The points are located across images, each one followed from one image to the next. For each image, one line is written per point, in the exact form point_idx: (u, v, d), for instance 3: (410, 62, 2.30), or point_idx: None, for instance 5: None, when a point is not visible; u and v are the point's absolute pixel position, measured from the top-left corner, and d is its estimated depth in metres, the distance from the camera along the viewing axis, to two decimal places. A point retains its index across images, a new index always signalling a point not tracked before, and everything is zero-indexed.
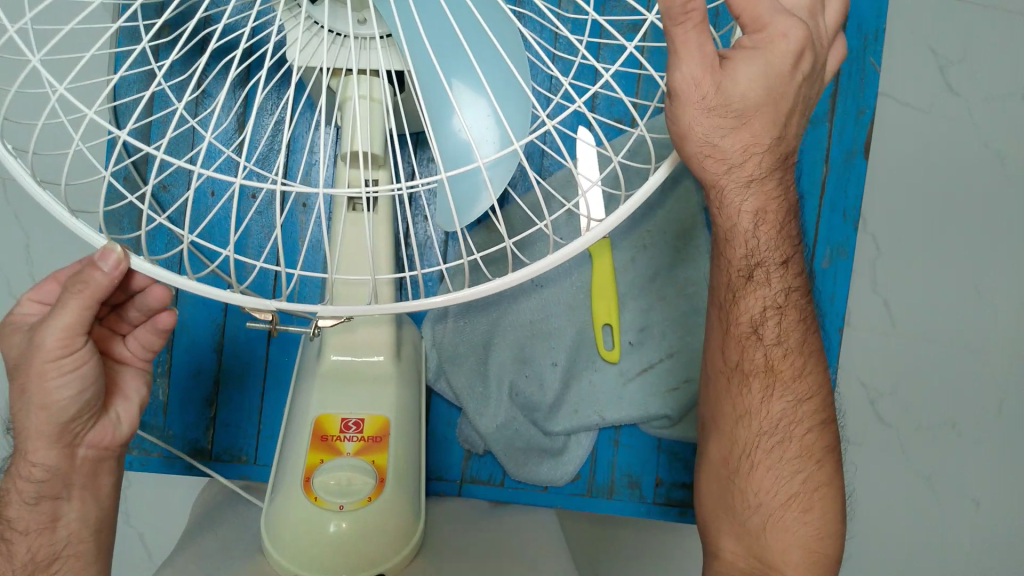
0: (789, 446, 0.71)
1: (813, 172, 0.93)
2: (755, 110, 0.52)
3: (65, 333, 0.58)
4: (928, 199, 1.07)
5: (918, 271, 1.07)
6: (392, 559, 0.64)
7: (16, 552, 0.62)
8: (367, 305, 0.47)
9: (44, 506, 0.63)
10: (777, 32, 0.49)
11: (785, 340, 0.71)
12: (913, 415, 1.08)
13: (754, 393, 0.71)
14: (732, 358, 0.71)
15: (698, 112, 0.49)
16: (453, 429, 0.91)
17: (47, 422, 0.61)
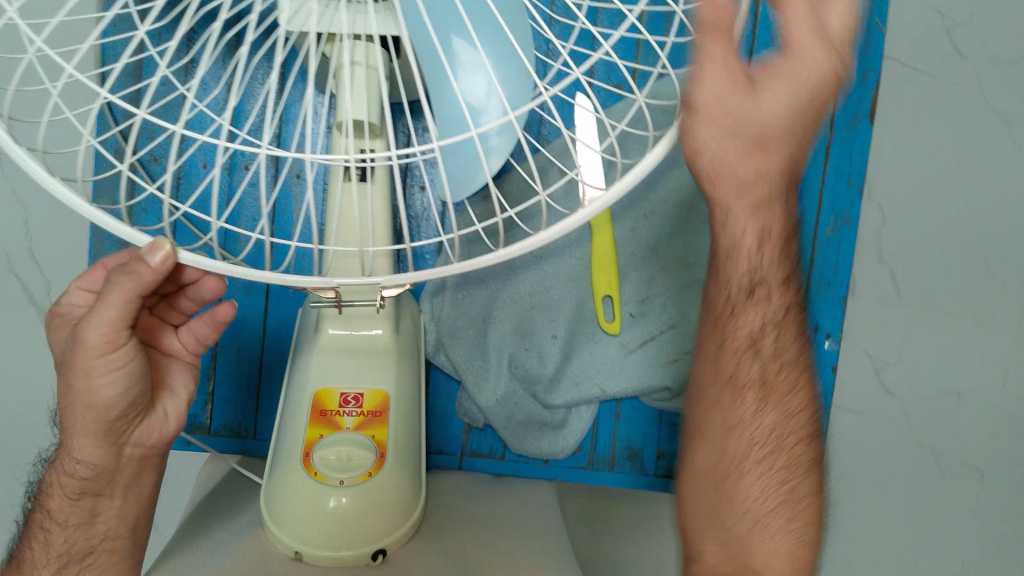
0: (781, 465, 0.69)
1: (817, 140, 0.91)
2: (773, 130, 0.47)
3: (110, 328, 0.57)
4: (934, 166, 1.05)
5: (921, 239, 1.06)
6: (394, 535, 0.64)
7: (53, 543, 0.64)
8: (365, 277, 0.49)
9: (85, 502, 0.64)
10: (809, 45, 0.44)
11: (784, 356, 0.69)
12: (918, 384, 1.07)
13: (748, 404, 0.68)
14: (726, 371, 0.69)
15: (713, 131, 0.45)
16: (452, 403, 0.91)
17: (92, 419, 0.61)
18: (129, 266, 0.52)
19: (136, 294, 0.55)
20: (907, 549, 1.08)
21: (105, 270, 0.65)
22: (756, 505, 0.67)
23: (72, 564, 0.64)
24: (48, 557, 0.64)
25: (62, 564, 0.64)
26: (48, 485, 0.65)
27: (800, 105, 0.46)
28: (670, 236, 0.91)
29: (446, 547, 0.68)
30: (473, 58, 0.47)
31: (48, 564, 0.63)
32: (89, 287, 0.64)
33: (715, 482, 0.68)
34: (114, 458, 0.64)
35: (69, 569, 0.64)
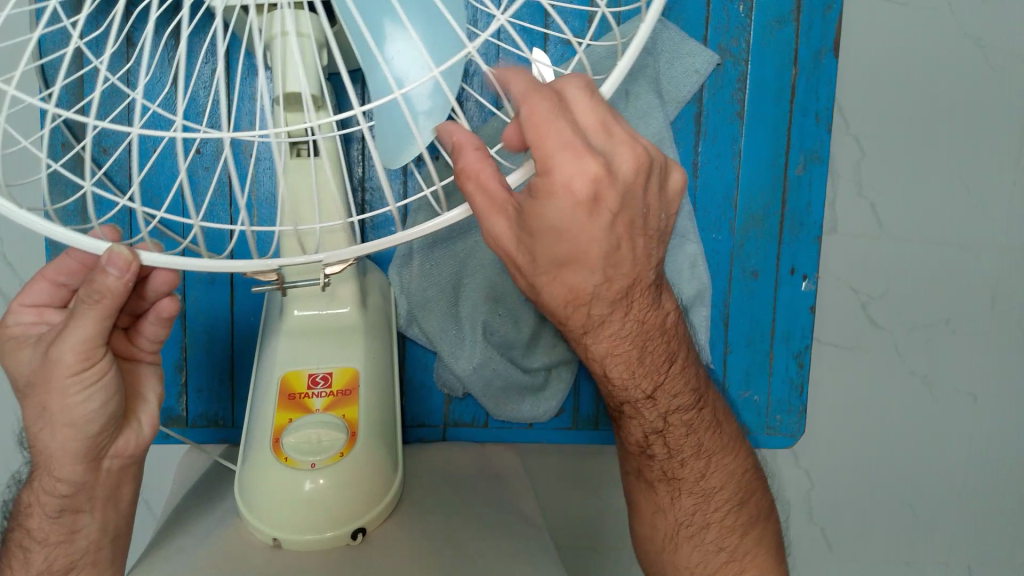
0: (699, 453, 0.76)
1: (779, 78, 0.88)
2: (571, 258, 0.54)
3: (84, 350, 0.56)
4: (908, 97, 1.02)
5: (898, 169, 1.04)
6: (374, 510, 0.64)
7: (33, 560, 0.64)
8: (321, 254, 0.47)
9: (65, 519, 0.64)
10: (574, 170, 0.46)
11: (654, 372, 0.71)
12: (904, 316, 1.07)
13: (652, 417, 0.73)
14: (640, 438, 0.75)
15: (499, 225, 0.50)
16: (430, 374, 0.90)
17: (72, 439, 0.60)
18: (95, 284, 0.51)
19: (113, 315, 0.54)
20: (901, 476, 1.10)
21: (49, 281, 0.63)
22: (669, 495, 0.76)
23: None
24: (30, 575, 0.64)
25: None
26: (26, 503, 0.64)
27: (590, 236, 0.52)
28: None
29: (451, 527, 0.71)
30: (398, 23, 0.44)
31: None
32: (34, 301, 0.63)
33: (645, 482, 0.78)
34: (92, 474, 0.63)
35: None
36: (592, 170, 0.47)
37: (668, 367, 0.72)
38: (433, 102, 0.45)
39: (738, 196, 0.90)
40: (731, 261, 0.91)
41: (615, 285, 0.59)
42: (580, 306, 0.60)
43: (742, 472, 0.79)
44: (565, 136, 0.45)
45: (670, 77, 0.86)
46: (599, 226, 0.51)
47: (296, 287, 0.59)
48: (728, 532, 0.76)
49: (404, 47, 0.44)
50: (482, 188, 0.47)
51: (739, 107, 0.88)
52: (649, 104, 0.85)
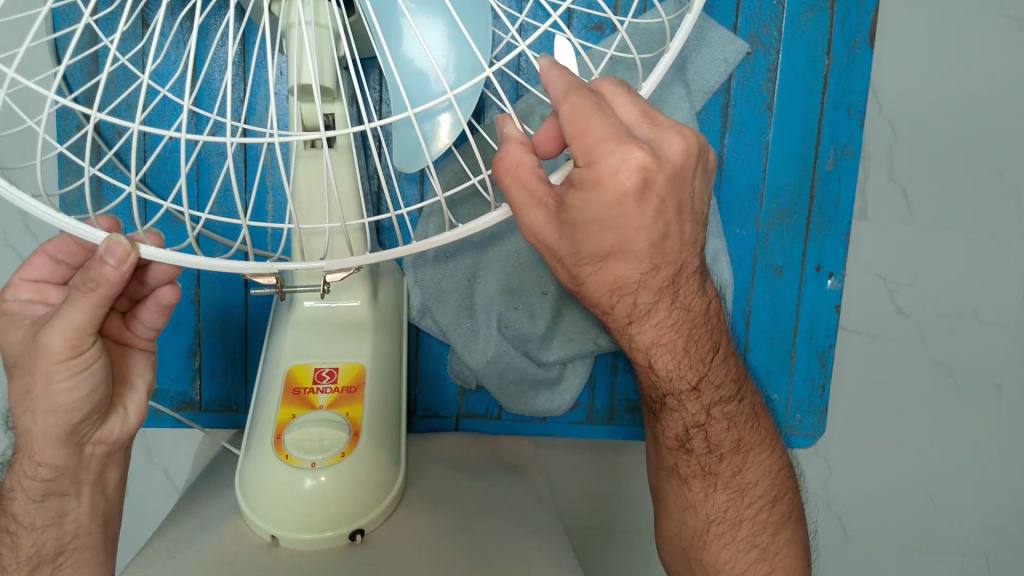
0: (737, 449, 0.73)
1: (811, 68, 0.84)
2: (618, 247, 0.51)
3: (73, 338, 0.55)
4: (943, 84, 0.98)
5: (934, 162, 1.00)
6: (376, 509, 0.63)
7: (22, 544, 0.63)
8: (316, 262, 0.46)
9: (50, 503, 0.63)
10: (614, 159, 0.45)
11: (698, 362, 0.68)
12: (932, 304, 1.04)
13: (693, 408, 0.70)
14: (682, 433, 0.72)
15: (538, 211, 0.47)
16: (444, 365, 0.89)
17: (56, 425, 0.59)
18: (90, 271, 0.49)
19: (107, 301, 0.52)
20: (923, 476, 1.08)
21: (48, 256, 0.62)
22: (702, 493, 0.73)
23: (44, 565, 0.64)
24: (19, 559, 0.63)
25: (33, 566, 0.63)
26: (10, 486, 0.63)
27: (636, 227, 0.49)
28: None
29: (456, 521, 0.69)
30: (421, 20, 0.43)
31: (21, 566, 0.63)
32: (34, 277, 0.62)
33: (674, 478, 0.74)
34: (74, 460, 0.62)
35: (43, 569, 0.64)
36: (633, 159, 0.45)
37: (711, 359, 0.69)
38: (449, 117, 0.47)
39: (765, 190, 0.87)
40: (755, 258, 0.88)
41: (660, 275, 0.56)
42: (624, 296, 0.57)
43: (777, 471, 0.75)
44: (601, 128, 0.44)
45: (697, 66, 0.82)
46: (647, 214, 0.49)
47: (297, 291, 0.59)
48: (759, 530, 0.73)
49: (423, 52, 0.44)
50: (516, 178, 0.46)
51: (767, 98, 0.85)
52: (674, 96, 0.82)
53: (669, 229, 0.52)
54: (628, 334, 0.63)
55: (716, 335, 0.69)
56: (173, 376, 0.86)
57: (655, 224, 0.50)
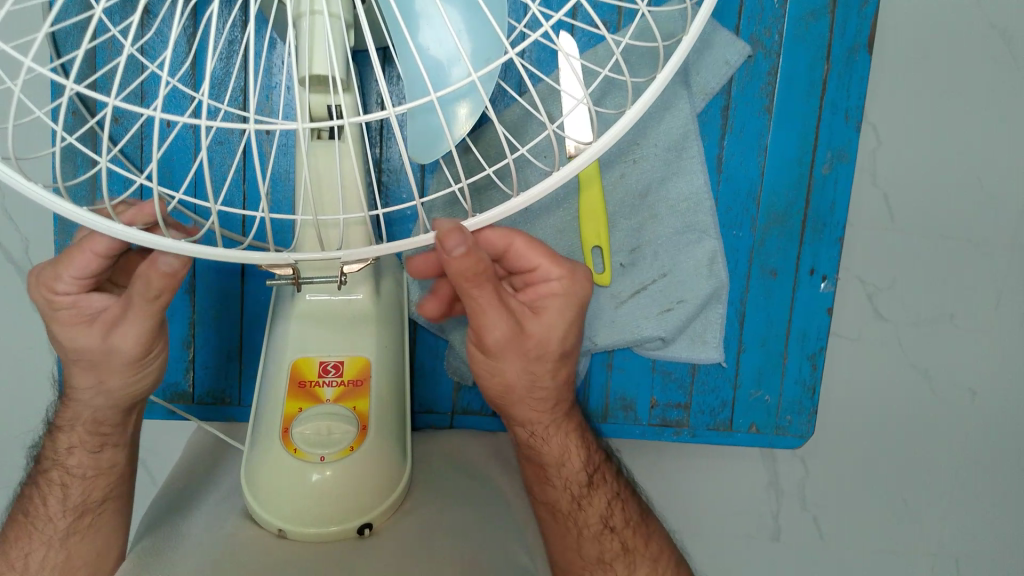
0: (637, 527, 0.74)
1: (812, 74, 0.86)
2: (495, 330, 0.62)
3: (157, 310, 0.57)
4: (932, 92, 1.00)
5: (923, 168, 1.02)
6: (382, 504, 0.63)
7: (71, 494, 0.66)
8: (327, 254, 0.46)
9: (106, 453, 0.67)
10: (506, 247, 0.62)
11: (582, 451, 0.72)
12: (912, 309, 1.06)
13: (590, 500, 0.72)
14: (565, 509, 0.71)
15: (459, 256, 0.51)
16: (440, 361, 0.89)
17: (122, 395, 0.63)
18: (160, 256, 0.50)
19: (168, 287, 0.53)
20: (906, 478, 1.09)
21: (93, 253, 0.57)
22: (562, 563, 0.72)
23: (89, 512, 0.67)
24: (66, 509, 0.66)
25: (79, 514, 0.66)
26: (66, 444, 0.66)
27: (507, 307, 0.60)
28: (661, 178, 0.85)
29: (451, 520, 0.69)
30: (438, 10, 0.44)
31: (66, 516, 0.66)
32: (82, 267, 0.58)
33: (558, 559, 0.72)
34: (127, 416, 0.66)
35: (87, 517, 0.67)
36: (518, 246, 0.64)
37: (589, 451, 0.73)
38: (469, 101, 0.46)
39: (762, 193, 0.88)
40: (751, 259, 0.90)
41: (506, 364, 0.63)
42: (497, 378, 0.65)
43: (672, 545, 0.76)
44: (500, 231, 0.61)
45: (699, 68, 0.84)
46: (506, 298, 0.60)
47: (313, 282, 0.57)
48: None
49: (440, 38, 0.45)
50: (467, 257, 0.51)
51: (767, 102, 0.86)
52: (675, 95, 0.83)
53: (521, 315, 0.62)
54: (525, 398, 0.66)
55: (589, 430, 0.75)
56: (168, 368, 0.86)
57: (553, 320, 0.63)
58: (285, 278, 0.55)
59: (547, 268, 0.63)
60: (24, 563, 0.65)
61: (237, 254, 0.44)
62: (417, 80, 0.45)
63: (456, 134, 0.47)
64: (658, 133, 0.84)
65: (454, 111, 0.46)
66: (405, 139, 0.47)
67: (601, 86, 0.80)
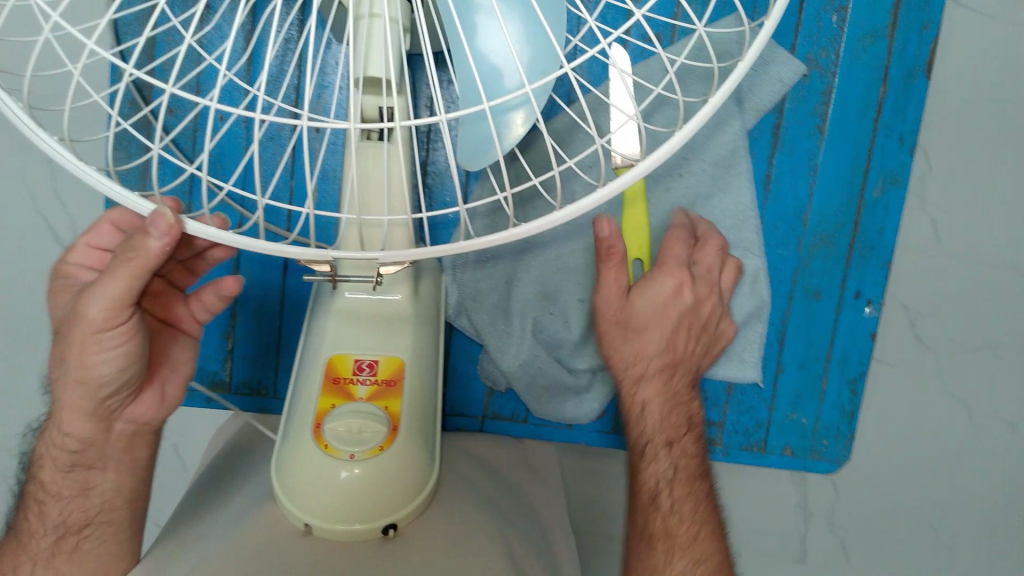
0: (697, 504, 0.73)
1: (867, 94, 0.84)
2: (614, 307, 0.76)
3: (107, 311, 0.59)
4: (991, 117, 0.97)
5: (979, 193, 0.99)
6: (408, 506, 0.62)
7: (49, 513, 0.68)
8: (367, 254, 0.46)
9: (77, 474, 0.68)
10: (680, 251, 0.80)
11: (681, 413, 0.77)
12: (960, 336, 1.02)
13: (662, 461, 0.74)
14: (636, 457, 0.75)
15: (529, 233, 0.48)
16: (474, 365, 0.89)
17: (85, 397, 0.65)
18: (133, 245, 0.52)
19: (141, 273, 0.55)
20: (945, 513, 1.06)
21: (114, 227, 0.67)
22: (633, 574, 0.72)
23: (69, 535, 0.68)
24: (47, 527, 0.68)
25: (59, 535, 0.68)
26: (43, 458, 0.69)
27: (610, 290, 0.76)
28: (705, 193, 0.84)
29: (477, 526, 0.69)
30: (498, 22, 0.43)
31: (49, 535, 0.68)
32: (97, 244, 0.66)
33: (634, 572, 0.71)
34: (105, 429, 0.68)
35: (67, 540, 0.68)
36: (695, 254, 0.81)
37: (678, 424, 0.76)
38: (523, 112, 0.45)
39: (809, 213, 0.86)
40: (794, 280, 0.88)
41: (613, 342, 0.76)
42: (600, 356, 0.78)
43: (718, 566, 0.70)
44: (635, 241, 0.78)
45: (752, 85, 0.83)
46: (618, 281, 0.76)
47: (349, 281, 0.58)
48: None
49: (499, 46, 0.44)
50: None
51: (820, 120, 0.84)
52: (728, 111, 0.82)
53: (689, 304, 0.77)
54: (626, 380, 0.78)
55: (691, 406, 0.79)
56: (206, 355, 0.87)
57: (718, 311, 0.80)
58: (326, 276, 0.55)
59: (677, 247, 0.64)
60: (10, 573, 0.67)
61: (279, 249, 0.44)
62: (471, 90, 0.45)
63: (507, 146, 0.46)
64: (706, 149, 0.84)
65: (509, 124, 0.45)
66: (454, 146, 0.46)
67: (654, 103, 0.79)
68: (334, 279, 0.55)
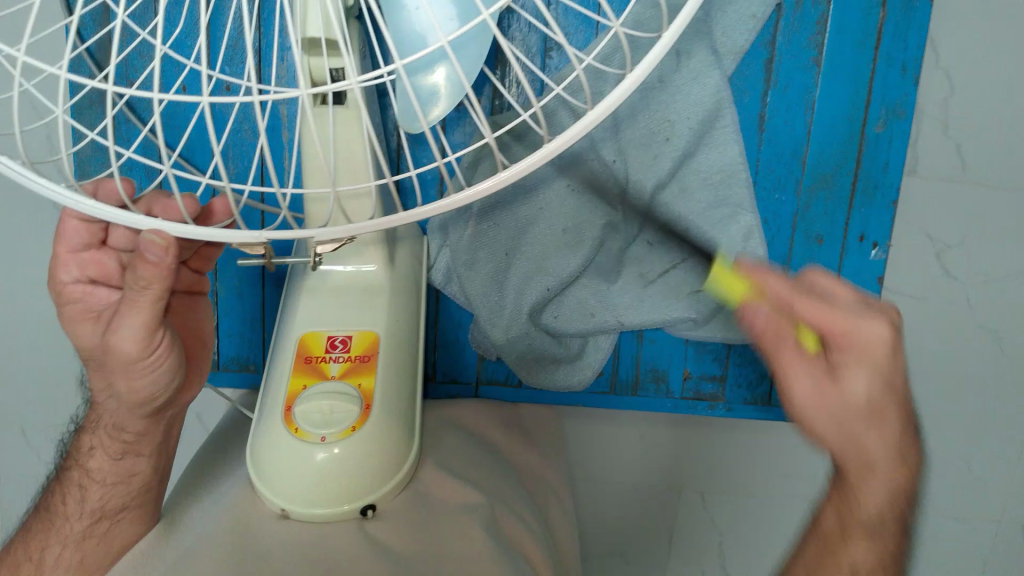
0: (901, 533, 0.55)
1: (864, 21, 0.78)
2: (880, 414, 0.51)
3: (142, 335, 0.59)
4: (1015, 24, 0.88)
5: (996, 112, 0.91)
6: (386, 486, 0.61)
7: (89, 499, 0.66)
8: (298, 233, 0.42)
9: (125, 461, 0.67)
10: (863, 332, 0.50)
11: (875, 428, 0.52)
12: (986, 269, 0.96)
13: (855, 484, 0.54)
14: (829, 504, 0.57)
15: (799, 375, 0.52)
16: (465, 332, 0.87)
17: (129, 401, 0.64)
18: (139, 266, 0.52)
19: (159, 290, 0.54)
20: (966, 451, 1.02)
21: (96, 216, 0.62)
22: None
23: (106, 520, 0.65)
24: (83, 511, 0.65)
25: (94, 519, 0.65)
26: (89, 446, 0.67)
27: (892, 392, 0.51)
28: (689, 150, 0.79)
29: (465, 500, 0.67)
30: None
31: (82, 519, 0.65)
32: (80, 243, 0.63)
33: None
34: (149, 421, 0.67)
35: (102, 525, 0.65)
36: (892, 335, 0.50)
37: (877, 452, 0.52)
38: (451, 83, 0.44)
39: (808, 152, 0.82)
40: (794, 225, 0.84)
41: (909, 439, 0.54)
42: (864, 456, 0.53)
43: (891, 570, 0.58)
44: (845, 311, 0.50)
45: (723, 27, 0.77)
46: (902, 375, 0.51)
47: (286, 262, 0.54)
48: None
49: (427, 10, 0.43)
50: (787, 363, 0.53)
51: (817, 53, 0.79)
52: (701, 60, 0.76)
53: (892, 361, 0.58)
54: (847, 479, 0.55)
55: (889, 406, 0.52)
56: None
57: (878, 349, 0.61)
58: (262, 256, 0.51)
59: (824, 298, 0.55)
60: (40, 557, 0.64)
61: (227, 233, 0.42)
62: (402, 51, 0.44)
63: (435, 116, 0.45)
64: (689, 104, 0.78)
65: (435, 93, 0.44)
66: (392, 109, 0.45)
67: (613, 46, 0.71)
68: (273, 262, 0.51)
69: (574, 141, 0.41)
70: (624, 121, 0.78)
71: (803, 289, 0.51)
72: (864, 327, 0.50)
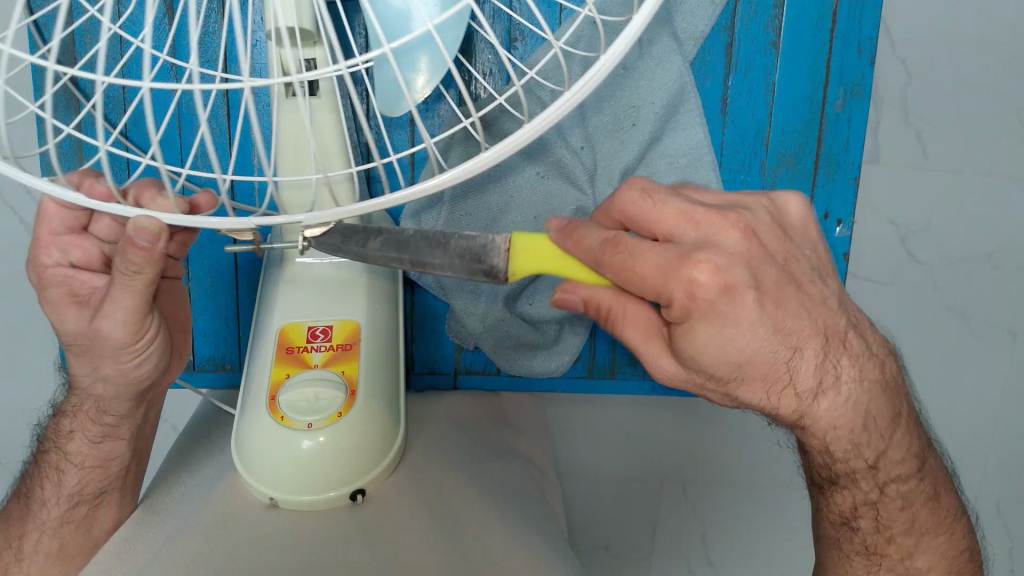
0: (878, 433, 0.59)
1: (820, 4, 0.81)
2: (749, 357, 0.48)
3: (131, 321, 0.60)
4: (970, 13, 0.90)
5: (954, 95, 0.94)
6: (372, 472, 0.61)
7: (66, 482, 0.66)
8: (281, 219, 0.43)
9: (107, 445, 0.67)
10: (682, 285, 0.45)
11: (807, 362, 0.52)
12: (946, 248, 0.99)
13: (817, 426, 0.56)
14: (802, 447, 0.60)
15: (664, 358, 0.52)
16: (441, 322, 0.88)
17: (116, 385, 0.64)
18: (129, 252, 0.52)
19: (148, 267, 0.54)
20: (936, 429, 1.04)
21: None
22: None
23: (85, 503, 0.66)
24: (61, 496, 0.66)
25: (73, 503, 0.66)
26: (68, 429, 0.66)
27: (753, 331, 0.47)
28: (655, 134, 0.81)
29: (445, 486, 0.68)
30: None
31: (60, 504, 0.66)
32: (63, 226, 0.63)
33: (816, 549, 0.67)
34: (134, 406, 0.67)
35: (81, 508, 0.66)
36: (712, 278, 0.45)
37: (819, 393, 0.54)
38: (430, 61, 0.45)
39: (770, 135, 0.84)
40: None
41: (809, 351, 0.51)
42: (784, 391, 0.52)
43: (905, 459, 0.61)
44: (661, 256, 0.46)
45: (684, 13, 0.78)
46: (752, 311, 0.47)
47: (271, 249, 0.55)
48: (904, 501, 0.62)
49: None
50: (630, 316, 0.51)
51: (774, 37, 0.81)
52: (663, 47, 0.78)
53: (788, 256, 0.51)
54: (799, 425, 0.56)
55: (819, 327, 0.52)
56: None
57: (796, 245, 0.52)
58: (251, 241, 0.52)
59: (714, 234, 0.48)
60: (19, 545, 0.65)
61: (215, 221, 0.43)
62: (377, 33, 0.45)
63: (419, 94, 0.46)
64: (652, 89, 0.79)
65: (410, 76, 0.45)
66: (371, 92, 0.46)
67: (584, 31, 0.73)
68: (260, 245, 0.53)
69: (549, 123, 0.42)
70: (591, 109, 0.81)
71: (609, 243, 0.47)
72: (674, 284, 0.45)
